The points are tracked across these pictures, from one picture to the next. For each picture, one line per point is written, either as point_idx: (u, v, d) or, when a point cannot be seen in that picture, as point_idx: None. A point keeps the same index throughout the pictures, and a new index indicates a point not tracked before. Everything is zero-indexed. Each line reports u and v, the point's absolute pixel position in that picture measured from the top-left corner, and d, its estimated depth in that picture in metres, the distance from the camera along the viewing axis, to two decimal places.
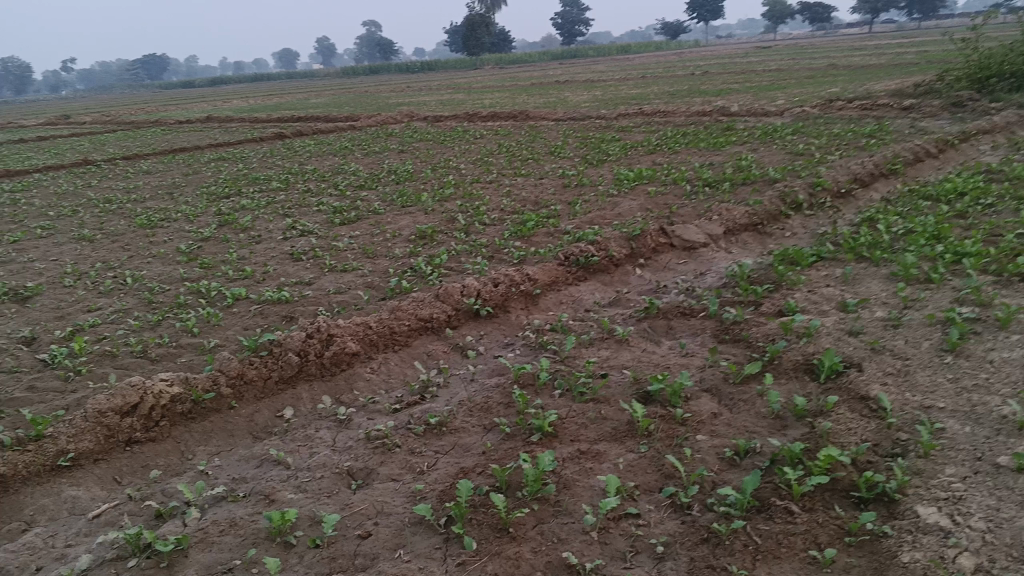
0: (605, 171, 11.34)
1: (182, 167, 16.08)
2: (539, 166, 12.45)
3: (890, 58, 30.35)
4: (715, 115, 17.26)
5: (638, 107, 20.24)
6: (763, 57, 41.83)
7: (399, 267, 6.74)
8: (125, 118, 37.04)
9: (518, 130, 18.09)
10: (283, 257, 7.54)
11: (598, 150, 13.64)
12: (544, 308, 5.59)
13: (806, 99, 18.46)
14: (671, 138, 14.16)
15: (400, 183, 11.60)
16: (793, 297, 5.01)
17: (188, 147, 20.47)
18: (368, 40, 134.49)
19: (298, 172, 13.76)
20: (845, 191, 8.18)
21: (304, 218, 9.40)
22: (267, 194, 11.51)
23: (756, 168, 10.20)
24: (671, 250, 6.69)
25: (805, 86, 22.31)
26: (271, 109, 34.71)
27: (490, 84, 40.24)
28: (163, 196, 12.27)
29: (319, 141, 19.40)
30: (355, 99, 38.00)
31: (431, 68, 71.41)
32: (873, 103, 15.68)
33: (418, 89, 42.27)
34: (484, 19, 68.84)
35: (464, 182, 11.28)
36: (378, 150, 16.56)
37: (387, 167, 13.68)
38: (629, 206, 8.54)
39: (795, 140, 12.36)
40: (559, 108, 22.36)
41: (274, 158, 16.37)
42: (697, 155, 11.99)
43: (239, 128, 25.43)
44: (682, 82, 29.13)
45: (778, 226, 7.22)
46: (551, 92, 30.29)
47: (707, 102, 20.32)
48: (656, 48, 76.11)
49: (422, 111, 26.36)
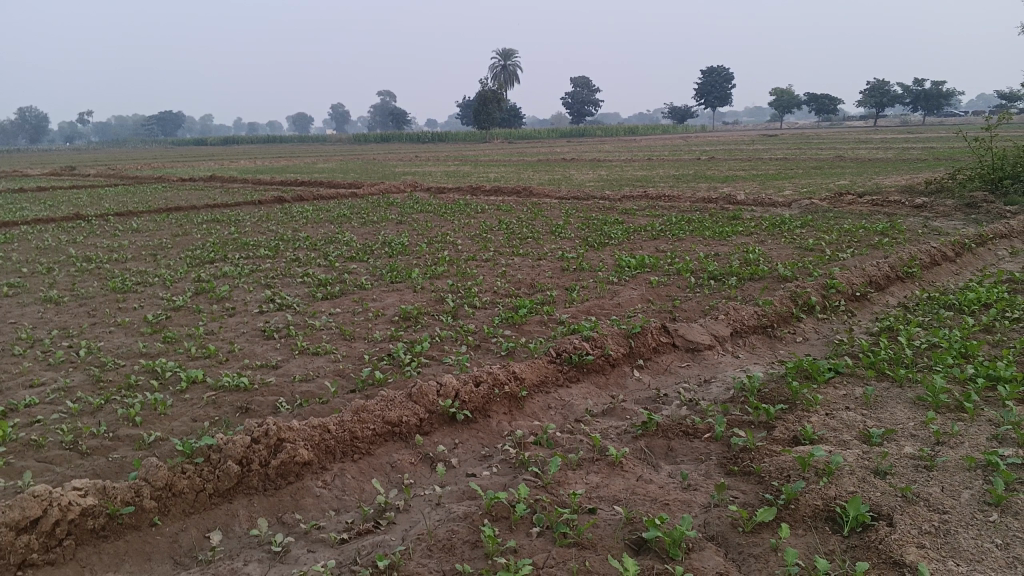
0: (606, 255, 10.88)
1: (174, 227, 15.66)
2: (539, 246, 12.00)
3: (897, 153, 30.34)
4: (721, 202, 16.94)
5: (643, 190, 19.95)
6: (770, 145, 42.07)
7: (376, 353, 6.19)
8: (129, 172, 37.12)
9: (520, 207, 17.77)
10: (253, 334, 6.99)
11: (600, 232, 13.21)
12: (530, 414, 4.90)
13: (814, 191, 18.15)
14: (676, 224, 13.76)
15: (392, 256, 11.13)
16: (810, 421, 4.45)
17: (185, 206, 20.15)
18: (381, 108, 136.73)
19: (289, 238, 13.33)
20: (859, 294, 7.68)
21: (285, 290, 8.89)
22: (253, 261, 11.03)
23: (765, 262, 9.73)
24: (673, 350, 6.14)
25: (812, 177, 22.07)
26: (276, 171, 34.71)
27: (497, 159, 40.41)
28: (145, 258, 11.79)
29: (318, 207, 19.06)
30: (360, 165, 38.05)
31: (441, 139, 72.14)
32: (883, 199, 15.34)
33: (425, 159, 42.46)
34: (495, 94, 69.82)
35: (459, 259, 10.81)
36: (375, 220, 16.16)
37: (382, 237, 13.24)
38: (630, 297, 8.03)
39: (804, 234, 11.94)
40: (563, 186, 22.12)
41: (269, 222, 15.98)
42: (703, 244, 11.55)
43: (240, 189, 25.22)
44: (688, 166, 29.06)
45: (789, 329, 6.70)
46: (557, 169, 30.23)
47: (714, 189, 20.05)
48: (664, 131, 77.03)
49: (426, 181, 26.18)
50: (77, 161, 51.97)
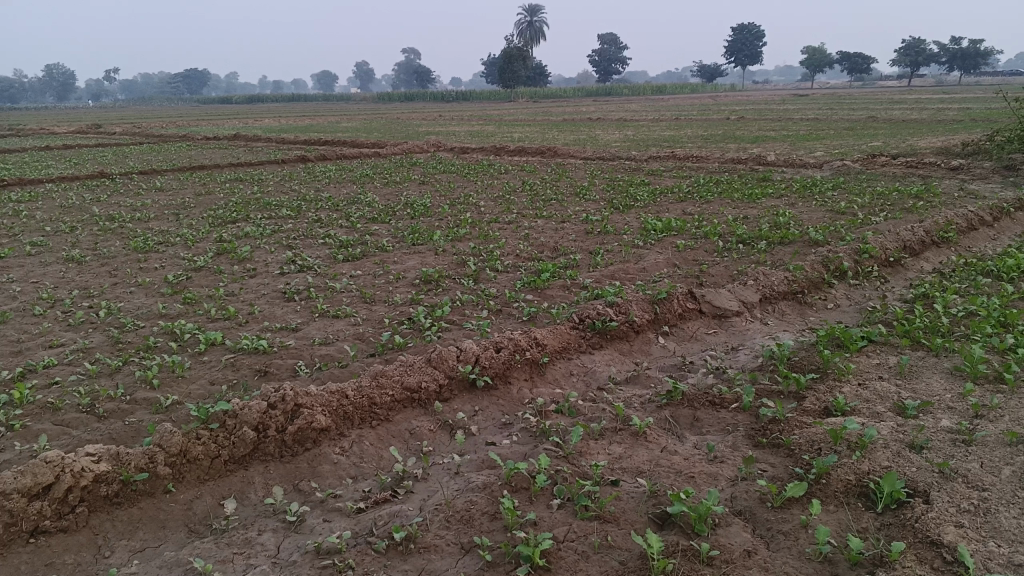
0: (631, 218, 10.67)
1: (197, 186, 15.63)
2: (563, 208, 11.82)
3: (931, 113, 29.58)
4: (750, 164, 16.59)
5: (669, 150, 19.62)
6: (799, 105, 41.38)
7: (397, 316, 6.10)
8: (154, 131, 37.19)
9: (544, 167, 17.53)
10: (273, 296, 6.92)
11: (626, 194, 12.99)
12: (552, 381, 4.79)
13: (845, 152, 17.72)
14: (703, 186, 13.50)
15: (414, 217, 11.01)
16: (842, 392, 4.30)
17: (209, 165, 20.13)
18: (406, 67, 135.73)
19: (312, 199, 13.25)
20: (893, 259, 7.45)
21: (306, 251, 8.81)
22: (275, 221, 10.96)
23: (795, 225, 9.49)
24: (701, 317, 5.98)
25: (844, 138, 21.57)
26: (300, 131, 34.59)
27: (522, 118, 39.98)
28: (168, 217, 11.76)
29: (341, 166, 18.94)
30: (385, 125, 37.85)
31: (466, 98, 71.55)
32: (918, 161, 14.93)
33: (449, 119, 42.11)
34: (520, 51, 68.88)
35: (482, 221, 10.67)
36: (398, 180, 16.02)
37: (404, 198, 13.11)
38: (656, 261, 7.86)
39: (836, 197, 11.64)
40: (589, 146, 21.81)
41: (292, 182, 15.90)
42: (731, 207, 11.31)
43: (263, 149, 25.15)
44: (716, 127, 28.53)
45: (820, 296, 6.51)
46: (582, 129, 29.83)
47: (743, 150, 19.66)
48: (691, 90, 75.80)
49: (450, 141, 25.94)
50: (102, 119, 52.12)
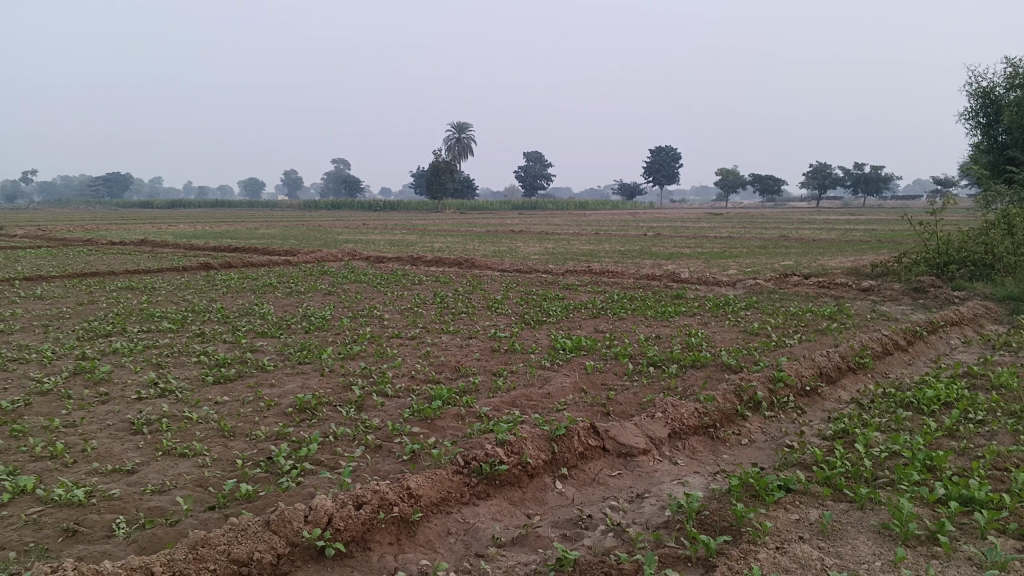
0: (541, 335, 10.11)
1: (82, 295, 14.52)
2: (471, 322, 11.20)
3: (839, 234, 30.57)
4: (665, 280, 16.45)
5: (587, 265, 19.38)
6: (716, 223, 42.65)
7: (256, 457, 5.27)
8: (56, 233, 35.63)
9: (458, 279, 17.06)
10: (118, 429, 5.99)
11: (538, 309, 12.49)
12: (423, 544, 4.01)
13: (759, 271, 17.76)
14: (618, 302, 13.15)
15: (308, 332, 10.20)
16: (757, 559, 3.66)
17: (104, 271, 19.02)
18: (335, 176, 136.54)
19: (202, 310, 12.35)
20: (809, 388, 7.00)
21: (176, 372, 7.90)
22: (153, 336, 10.01)
23: (709, 347, 9.06)
24: (604, 455, 5.26)
25: (758, 256, 21.83)
26: (213, 237, 33.62)
27: (444, 228, 39.98)
28: (34, 329, 10.66)
29: (246, 275, 18.04)
30: (303, 232, 37.24)
31: (391, 208, 71.82)
32: (830, 281, 14.98)
33: (371, 227, 41.85)
34: (447, 165, 69.80)
35: (381, 336, 9.95)
36: (302, 290, 15.24)
37: (304, 310, 12.32)
38: (560, 385, 7.24)
39: (750, 317, 11.37)
40: (506, 258, 21.53)
41: (188, 291, 14.94)
42: (644, 325, 10.88)
43: (169, 255, 24.10)
44: (635, 242, 28.84)
45: (734, 431, 5.95)
46: (503, 241, 29.76)
47: (659, 265, 19.64)
48: (612, 205, 77.93)
49: (367, 250, 25.40)
50: (7, 221, 49.84)
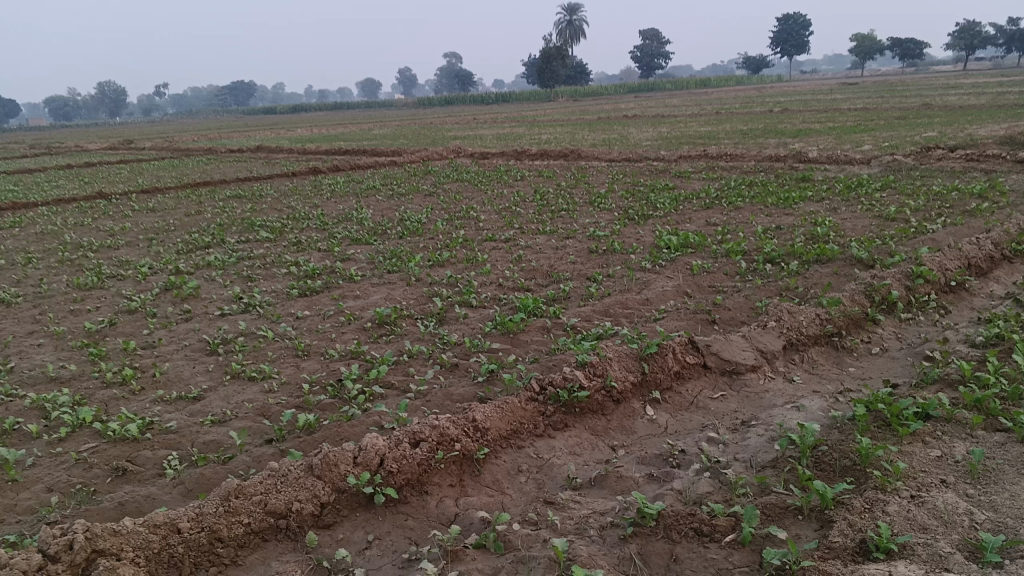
0: (646, 231, 9.31)
1: (192, 205, 14.66)
2: (572, 220, 10.52)
3: (989, 98, 27.52)
4: (789, 161, 15.11)
5: (702, 149, 18.08)
6: (848, 94, 39.41)
7: (325, 380, 4.91)
8: (180, 144, 36.80)
9: (564, 172, 16.27)
10: (194, 350, 5.77)
11: (646, 202, 11.61)
12: (488, 485, 3.53)
13: (896, 145, 16.08)
14: (734, 189, 12.09)
15: (402, 237, 9.79)
16: (885, 512, 2.97)
17: (217, 180, 19.29)
18: (447, 70, 135.22)
19: (302, 217, 12.18)
20: (954, 284, 6.00)
21: (263, 284, 7.66)
22: (249, 246, 9.86)
23: (835, 238, 8.05)
24: (706, 374, 4.59)
25: (895, 129, 19.80)
26: (326, 140, 33.78)
27: (556, 118, 38.73)
28: (139, 244, 10.75)
29: (351, 178, 17.85)
30: (414, 130, 36.93)
31: (504, 100, 70.53)
32: (980, 153, 13.30)
33: (481, 122, 41.10)
34: (559, 51, 67.44)
35: (475, 239, 9.44)
36: (404, 191, 14.88)
37: (401, 213, 11.92)
38: (662, 290, 6.52)
39: (885, 200, 10.14)
40: (616, 147, 20.48)
41: (292, 197, 14.85)
42: (763, 215, 9.87)
43: (280, 161, 24.30)
44: (758, 120, 26.92)
45: (862, 341, 5.12)
46: (615, 128, 28.45)
47: (782, 145, 18.15)
48: (736, 82, 73.65)
49: (474, 145, 24.81)
50: (140, 136, 52.04)
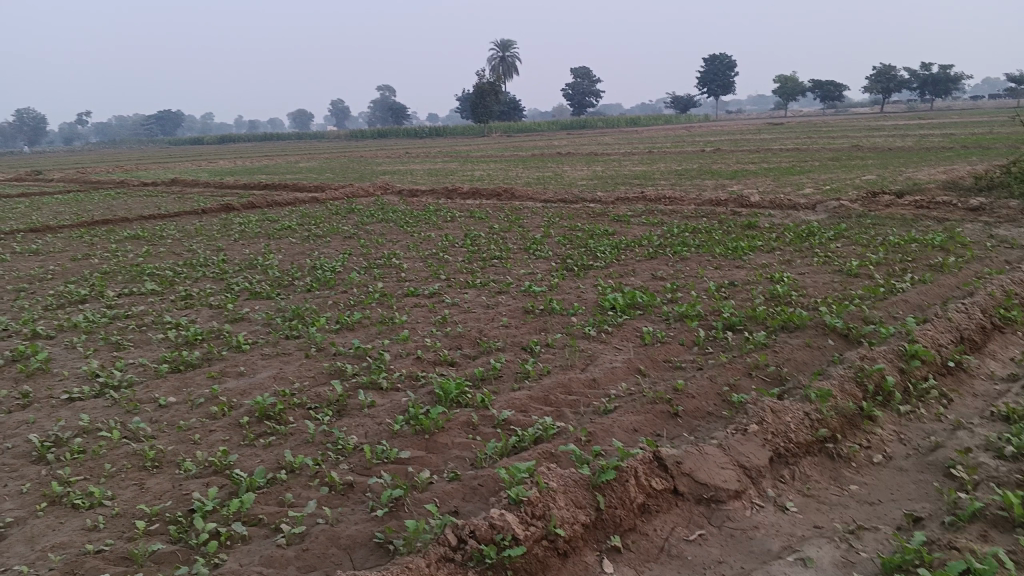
0: (586, 286, 8.29)
1: (81, 247, 13.11)
2: (504, 270, 9.46)
3: (915, 141, 27.79)
4: (731, 205, 14.43)
5: (640, 189, 17.34)
6: (777, 134, 39.72)
7: (171, 511, 3.66)
8: (89, 175, 34.61)
9: (496, 213, 15.27)
10: (13, 456, 4.42)
11: (585, 249, 10.65)
12: None
13: (839, 188, 15.62)
14: (678, 236, 11.25)
15: (310, 291, 8.56)
16: None
17: (119, 217, 17.65)
18: (380, 103, 134.42)
19: (202, 263, 10.83)
20: (952, 366, 5.09)
21: (130, 356, 6.32)
22: (131, 302, 8.47)
23: (798, 298, 7.16)
24: (678, 503, 3.54)
25: (832, 171, 19.43)
26: (246, 173, 32.20)
27: (488, 153, 37.92)
28: (2, 296, 9.22)
29: (267, 216, 16.47)
30: (341, 164, 35.65)
31: (438, 134, 69.64)
32: (928, 199, 12.79)
33: (412, 156, 39.99)
34: (492, 86, 67.14)
35: (395, 293, 8.28)
36: (322, 232, 13.64)
37: (314, 259, 10.69)
38: (610, 367, 5.46)
39: (842, 251, 9.39)
40: (551, 186, 19.64)
41: (196, 239, 13.42)
42: (713, 268, 8.98)
43: (193, 196, 22.70)
44: (693, 159, 26.57)
45: (861, 446, 4.12)
46: (549, 165, 27.78)
47: (722, 186, 17.58)
48: (667, 121, 74.44)
49: (403, 181, 23.69)
50: (50, 164, 49.20)
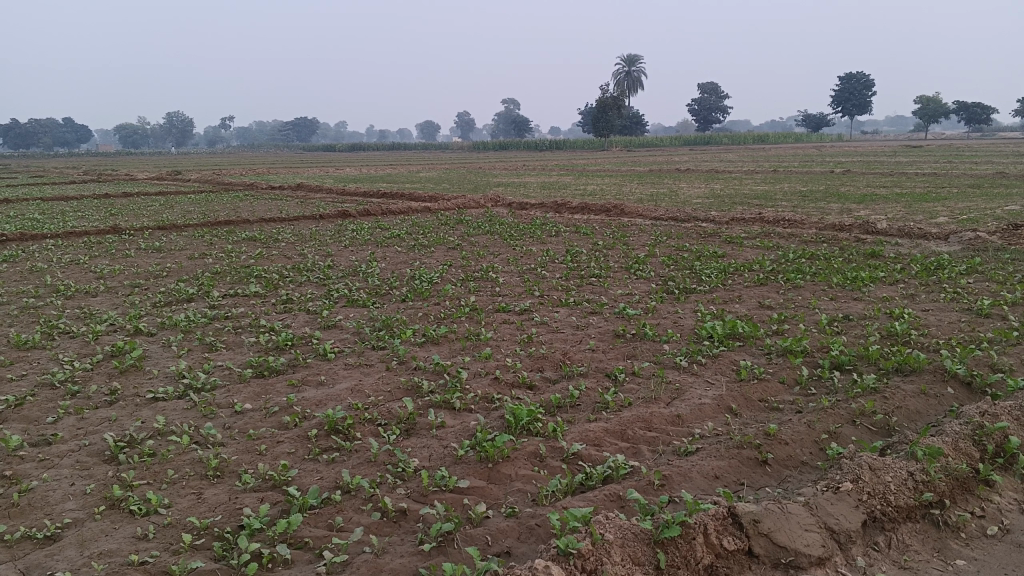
0: (686, 312, 7.89)
1: (200, 247, 13.63)
2: (602, 289, 9.17)
3: None
4: (854, 231, 13.59)
5: (758, 211, 16.63)
6: (913, 157, 37.55)
7: (220, 527, 3.59)
8: (223, 177, 36.40)
9: (604, 229, 14.94)
10: (89, 454, 4.49)
11: (690, 272, 10.21)
12: None
13: (977, 218, 14.48)
14: (792, 262, 10.64)
15: (404, 302, 8.53)
16: None
17: (241, 219, 18.36)
18: (503, 116, 136.07)
19: (307, 268, 11.02)
20: None
21: (220, 358, 6.41)
22: (233, 303, 8.66)
23: (918, 338, 6.55)
24: (751, 566, 3.18)
25: (972, 199, 18.08)
26: (367, 180, 33.04)
27: (605, 169, 37.50)
28: (119, 291, 9.63)
29: (378, 224, 16.72)
30: (458, 174, 36.09)
31: (558, 147, 69.68)
32: None
33: (529, 168, 40.00)
34: (615, 101, 66.63)
35: (487, 308, 8.13)
36: (427, 242, 13.70)
37: (414, 269, 10.70)
38: (697, 403, 5.09)
39: (974, 288, 8.60)
40: (664, 203, 19.13)
41: (307, 244, 13.73)
42: (827, 299, 8.38)
43: (314, 201, 23.42)
44: (819, 181, 25.38)
45: (974, 514, 3.62)
46: (665, 182, 27.19)
47: (847, 211, 16.64)
48: (795, 140, 71.90)
49: (516, 193, 23.67)
50: (190, 166, 52.08)
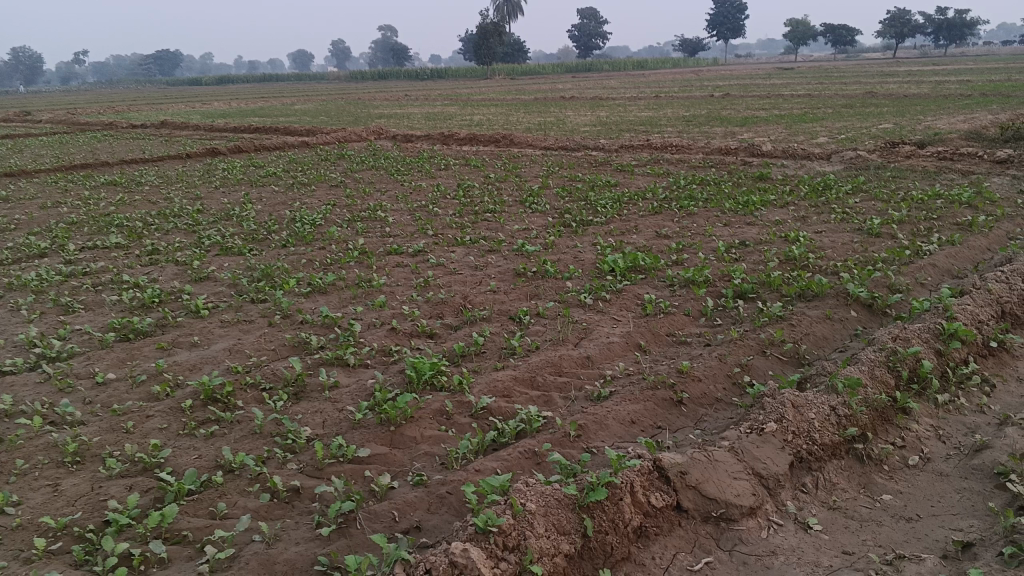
0: (584, 245, 7.64)
1: (54, 194, 12.41)
2: (496, 224, 8.81)
3: (932, 87, 26.76)
4: (741, 154, 13.67)
5: (645, 137, 16.55)
6: (786, 79, 38.52)
7: (81, 525, 3.09)
8: (78, 117, 33.60)
9: (493, 160, 14.52)
10: None
11: (584, 202, 9.95)
12: None
13: (855, 137, 14.83)
14: (684, 188, 10.55)
15: (285, 247, 7.92)
16: None
17: (100, 162, 16.90)
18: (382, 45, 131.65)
19: (176, 213, 10.15)
20: (995, 346, 4.46)
21: (78, 321, 5.72)
22: (92, 257, 7.83)
23: (816, 262, 6.51)
24: (681, 522, 2.98)
25: (847, 118, 18.57)
26: (240, 116, 31.24)
27: (489, 97, 36.73)
28: None
29: (254, 162, 15.72)
30: (337, 106, 34.60)
31: (440, 77, 68.00)
32: (951, 150, 12.02)
33: (411, 98, 38.78)
34: (495, 27, 65.27)
35: (377, 250, 7.64)
36: (308, 180, 12.92)
37: (296, 211, 10.01)
38: (606, 342, 4.85)
39: (861, 207, 8.69)
40: (551, 132, 18.81)
41: (176, 186, 12.71)
42: (722, 225, 8.30)
43: (181, 139, 21.88)
44: (702, 104, 25.61)
45: (895, 446, 3.53)
46: (551, 110, 26.84)
47: (731, 134, 16.78)
48: (675, 64, 72.68)
49: (399, 125, 22.81)
50: (41, 105, 47.92)
